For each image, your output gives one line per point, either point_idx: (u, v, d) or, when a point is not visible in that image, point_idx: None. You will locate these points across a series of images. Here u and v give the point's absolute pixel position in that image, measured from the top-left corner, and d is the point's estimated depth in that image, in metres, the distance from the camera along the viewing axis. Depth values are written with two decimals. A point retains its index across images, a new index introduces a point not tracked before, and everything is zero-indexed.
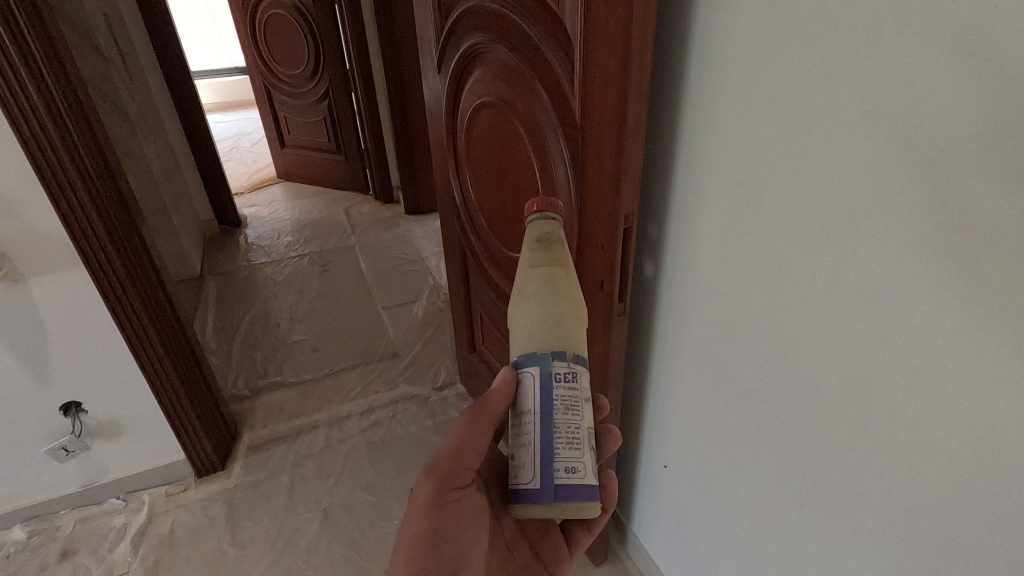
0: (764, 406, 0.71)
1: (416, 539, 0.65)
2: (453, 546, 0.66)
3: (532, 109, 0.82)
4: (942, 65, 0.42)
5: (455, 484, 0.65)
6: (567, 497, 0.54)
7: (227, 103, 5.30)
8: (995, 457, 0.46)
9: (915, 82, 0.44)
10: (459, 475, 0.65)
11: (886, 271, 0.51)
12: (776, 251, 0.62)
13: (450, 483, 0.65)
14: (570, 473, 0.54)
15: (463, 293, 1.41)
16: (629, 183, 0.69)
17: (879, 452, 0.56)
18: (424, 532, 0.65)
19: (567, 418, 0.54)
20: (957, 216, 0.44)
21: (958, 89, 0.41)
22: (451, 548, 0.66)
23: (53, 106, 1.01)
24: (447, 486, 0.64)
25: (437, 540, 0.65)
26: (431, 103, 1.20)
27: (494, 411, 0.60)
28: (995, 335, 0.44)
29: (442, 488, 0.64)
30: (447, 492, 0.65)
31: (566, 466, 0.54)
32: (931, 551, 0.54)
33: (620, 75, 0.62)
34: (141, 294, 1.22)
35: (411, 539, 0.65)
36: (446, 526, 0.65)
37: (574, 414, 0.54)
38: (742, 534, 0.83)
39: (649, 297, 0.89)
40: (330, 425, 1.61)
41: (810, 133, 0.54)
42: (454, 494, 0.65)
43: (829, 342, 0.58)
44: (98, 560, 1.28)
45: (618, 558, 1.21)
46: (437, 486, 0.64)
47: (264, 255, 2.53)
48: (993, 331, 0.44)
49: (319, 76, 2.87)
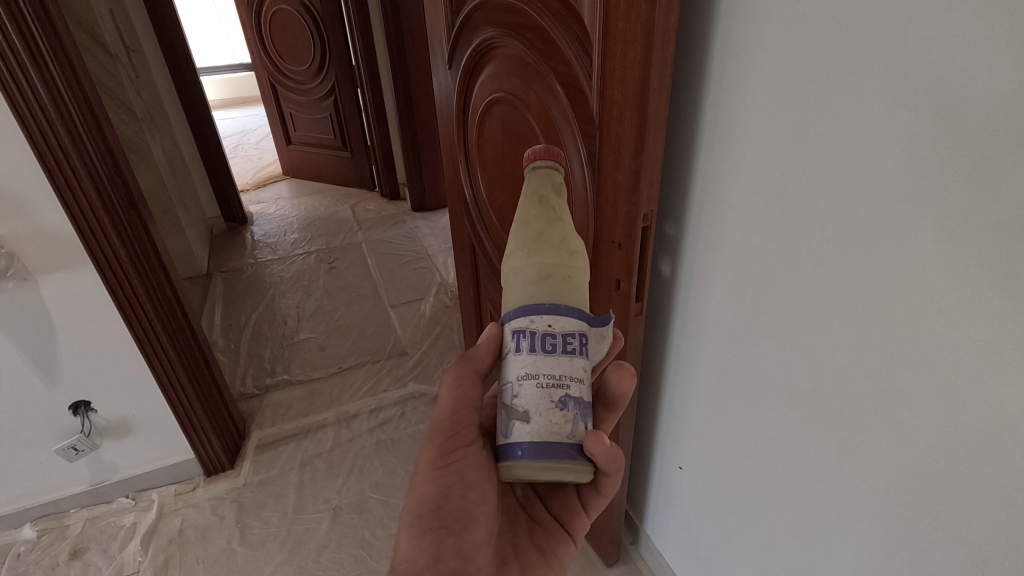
0: (783, 412, 0.70)
1: (421, 502, 0.64)
2: (456, 507, 0.63)
3: (548, 105, 0.81)
4: (981, 58, 0.40)
5: (455, 441, 0.64)
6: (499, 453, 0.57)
7: (233, 101, 5.30)
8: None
9: (952, 75, 0.42)
10: (455, 430, 0.64)
11: (916, 278, 0.49)
12: (800, 253, 0.60)
13: (448, 442, 0.64)
14: None
15: (473, 291, 1.40)
16: (648, 179, 0.68)
17: (905, 459, 0.54)
18: (427, 494, 0.64)
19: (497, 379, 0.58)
20: (995, 224, 0.42)
21: (999, 82, 0.40)
22: (455, 508, 0.63)
23: (60, 104, 1.00)
24: (447, 442, 0.64)
25: (438, 501, 0.63)
26: (441, 99, 1.18)
27: (479, 362, 0.63)
28: None
29: (441, 447, 0.64)
30: (448, 450, 0.64)
31: None
32: (956, 560, 0.52)
33: (642, 70, 0.60)
34: (150, 293, 1.21)
35: (416, 503, 0.64)
36: (449, 487, 0.63)
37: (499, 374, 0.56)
38: (758, 538, 0.81)
39: (664, 296, 0.87)
40: (339, 423, 1.61)
41: (837, 129, 0.52)
42: (453, 452, 0.64)
43: (852, 343, 0.57)
44: (108, 560, 1.27)
45: (630, 558, 1.20)
46: (436, 447, 0.64)
47: (270, 253, 2.52)
48: None
49: (324, 72, 2.86)
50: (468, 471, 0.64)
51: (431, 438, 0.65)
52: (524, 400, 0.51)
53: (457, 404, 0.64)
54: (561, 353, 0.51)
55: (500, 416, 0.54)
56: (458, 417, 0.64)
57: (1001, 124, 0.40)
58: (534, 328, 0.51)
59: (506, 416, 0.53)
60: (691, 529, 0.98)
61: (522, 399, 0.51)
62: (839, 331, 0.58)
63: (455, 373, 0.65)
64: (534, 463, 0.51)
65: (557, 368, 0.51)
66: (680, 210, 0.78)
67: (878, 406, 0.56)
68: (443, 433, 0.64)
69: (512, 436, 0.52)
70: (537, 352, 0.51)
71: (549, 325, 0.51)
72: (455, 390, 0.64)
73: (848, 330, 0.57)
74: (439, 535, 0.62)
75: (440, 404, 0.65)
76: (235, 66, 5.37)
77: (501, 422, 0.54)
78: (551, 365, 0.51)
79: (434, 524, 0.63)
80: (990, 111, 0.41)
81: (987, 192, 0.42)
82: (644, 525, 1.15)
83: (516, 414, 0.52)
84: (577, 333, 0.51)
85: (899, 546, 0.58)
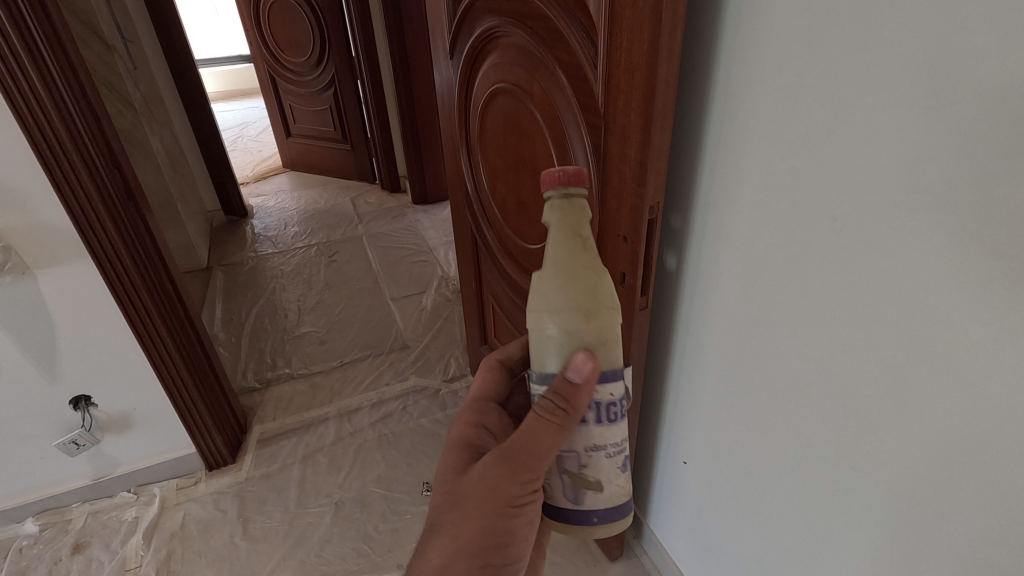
0: (789, 407, 0.69)
1: (480, 538, 0.59)
2: (519, 541, 0.60)
3: (551, 95, 0.79)
4: (997, 47, 0.39)
5: (534, 481, 0.57)
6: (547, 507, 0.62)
7: (232, 93, 5.25)
8: None
9: (967, 64, 0.41)
10: (539, 471, 0.56)
11: (926, 272, 0.48)
12: (810, 247, 0.59)
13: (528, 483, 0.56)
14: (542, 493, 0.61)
15: (475, 285, 1.39)
16: (656, 171, 0.66)
17: (912, 455, 0.54)
18: (489, 530, 0.59)
19: None
20: (1005, 217, 0.41)
21: (1018, 72, 0.38)
22: (516, 544, 0.60)
23: (55, 94, 0.99)
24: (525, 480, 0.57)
25: (502, 539, 0.59)
26: (442, 90, 1.17)
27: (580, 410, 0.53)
28: None
29: (519, 486, 0.57)
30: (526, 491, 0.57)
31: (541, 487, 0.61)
32: (968, 558, 0.51)
33: (650, 59, 0.59)
34: (149, 286, 1.20)
35: (472, 536, 0.59)
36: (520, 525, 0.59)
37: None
38: (765, 535, 0.80)
39: (671, 291, 0.86)
40: (341, 417, 1.60)
41: (849, 118, 0.51)
42: (532, 492, 0.57)
43: (862, 338, 0.56)
44: (111, 554, 1.27)
45: (634, 553, 1.20)
46: (514, 486, 0.57)
47: (270, 246, 2.51)
48: None
49: (324, 64, 2.83)
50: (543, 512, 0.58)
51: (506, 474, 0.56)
52: (594, 469, 0.56)
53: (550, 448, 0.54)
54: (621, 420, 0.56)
55: (556, 481, 0.58)
56: (548, 460, 0.55)
57: (1014, 112, 0.39)
58: (600, 400, 0.54)
59: (570, 484, 0.57)
60: (697, 524, 0.98)
61: (591, 469, 0.56)
62: (848, 326, 0.57)
63: (556, 420, 0.53)
64: (599, 524, 0.58)
65: (618, 435, 0.56)
66: (686, 202, 0.77)
67: (886, 402, 0.55)
68: (523, 470, 0.56)
69: (586, 505, 0.57)
70: (602, 421, 0.55)
71: (611, 394, 0.54)
72: (552, 439, 0.53)
73: (857, 324, 0.56)
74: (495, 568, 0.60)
75: (526, 442, 0.54)
76: (234, 58, 5.34)
77: (559, 490, 0.58)
78: (615, 433, 0.56)
79: (495, 559, 0.59)
80: (1008, 100, 0.39)
81: (997, 183, 0.41)
82: (648, 520, 1.14)
83: (584, 483, 0.57)
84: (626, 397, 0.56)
85: (907, 542, 0.57)
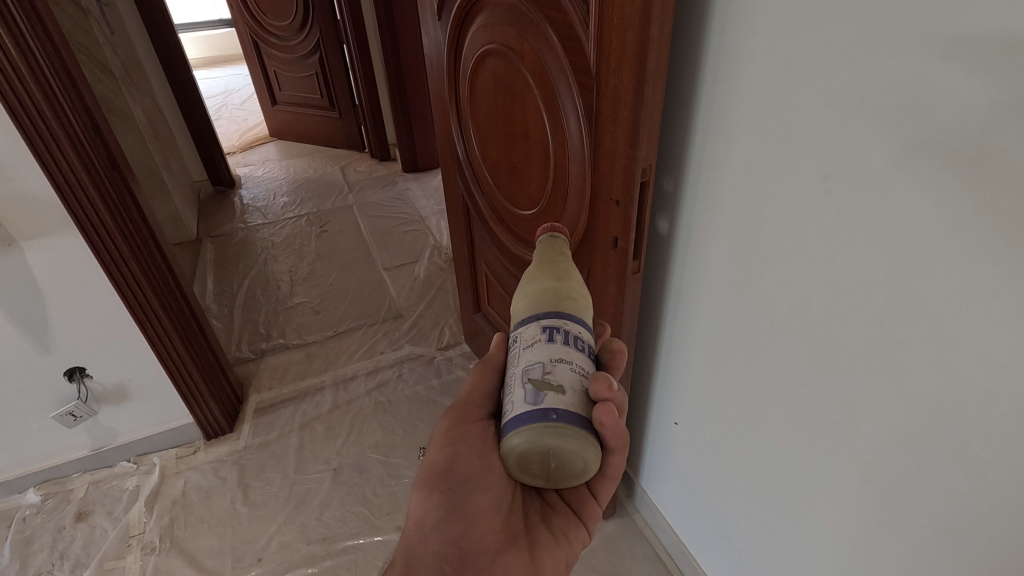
0: (778, 368, 0.71)
1: (434, 466, 0.64)
2: (464, 474, 0.62)
3: (542, 55, 0.78)
4: (983, 10, 0.39)
5: (468, 412, 0.63)
6: (504, 436, 0.51)
7: (214, 59, 5.11)
8: (1010, 422, 0.46)
9: (955, 30, 0.41)
10: (471, 404, 0.63)
11: (913, 238, 0.49)
12: (799, 211, 0.60)
13: (462, 414, 0.63)
14: (507, 415, 0.51)
15: (468, 253, 1.39)
16: (647, 133, 0.66)
17: (895, 412, 0.56)
18: (439, 460, 0.63)
19: (509, 368, 0.53)
20: (989, 187, 0.42)
21: (1004, 39, 0.39)
22: (463, 476, 0.62)
23: (30, 58, 0.95)
24: (466, 416, 0.62)
25: (448, 467, 0.62)
26: (430, 54, 1.14)
27: None
28: (1017, 300, 0.43)
29: (455, 417, 0.63)
30: (464, 421, 0.62)
31: (507, 409, 0.52)
32: (946, 506, 0.54)
33: (641, 18, 0.58)
34: (136, 255, 1.19)
35: (429, 465, 0.64)
36: (457, 454, 0.61)
37: (513, 362, 0.52)
38: (754, 490, 0.83)
39: (662, 255, 0.86)
40: (337, 385, 1.62)
41: (840, 77, 0.51)
42: (466, 424, 0.62)
43: (849, 296, 0.57)
44: (114, 522, 1.29)
45: (625, 511, 1.23)
46: (450, 417, 0.63)
47: (260, 216, 2.48)
48: (1018, 296, 0.43)
49: (308, 28, 2.75)
50: (477, 442, 0.61)
51: (446, 409, 0.64)
52: (558, 374, 0.49)
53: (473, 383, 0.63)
54: (572, 345, 0.51)
55: (518, 391, 0.50)
56: (477, 395, 0.63)
57: (995, 80, 0.40)
58: (568, 327, 0.51)
59: (529, 389, 0.49)
60: (686, 479, 1.01)
61: (555, 374, 0.49)
62: (836, 287, 0.58)
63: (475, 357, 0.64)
64: (565, 432, 0.48)
65: (557, 352, 0.50)
66: (677, 165, 0.77)
67: (874, 364, 0.56)
68: (458, 405, 0.63)
69: (562, 408, 0.48)
70: (574, 344, 0.51)
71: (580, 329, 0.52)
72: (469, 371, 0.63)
73: (844, 288, 0.57)
74: (450, 499, 0.62)
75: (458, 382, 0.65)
76: (217, 21, 5.16)
77: (522, 398, 0.49)
78: (553, 347, 0.50)
79: (441, 486, 0.63)
80: (993, 66, 0.40)
81: (980, 154, 0.42)
82: (640, 479, 1.18)
83: (546, 386, 0.49)
84: (579, 332, 0.52)
85: (889, 494, 0.59)
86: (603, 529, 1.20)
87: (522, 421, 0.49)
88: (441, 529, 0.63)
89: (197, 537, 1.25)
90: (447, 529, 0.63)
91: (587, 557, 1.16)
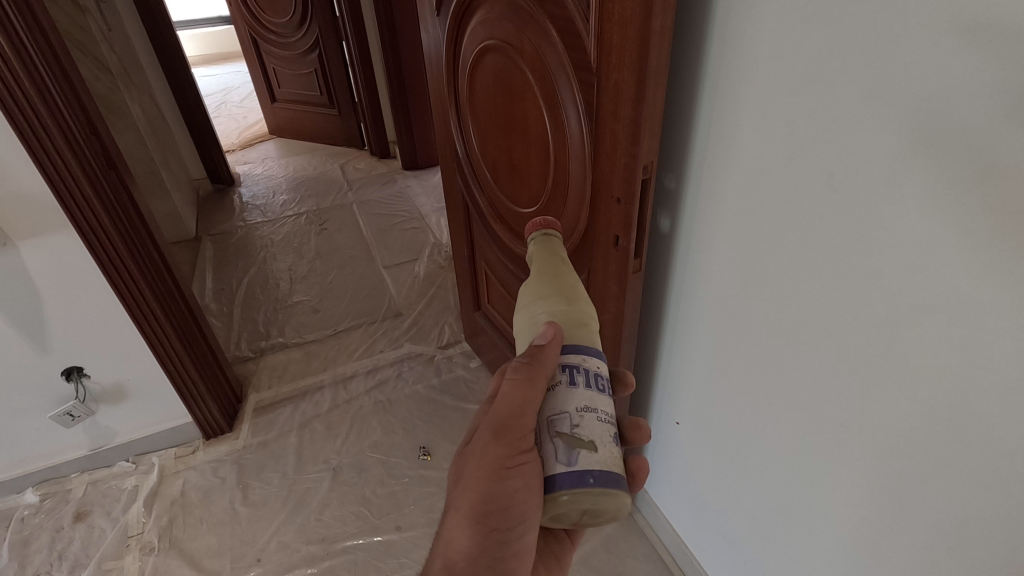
0: (781, 369, 0.70)
1: (483, 501, 0.56)
2: (520, 513, 0.54)
3: (542, 51, 0.77)
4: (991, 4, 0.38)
5: (521, 442, 0.54)
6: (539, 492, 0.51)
7: (213, 57, 5.10)
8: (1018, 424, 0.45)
9: (961, 25, 0.40)
10: (524, 431, 0.54)
11: (919, 238, 0.48)
12: (803, 209, 0.59)
13: (513, 444, 0.54)
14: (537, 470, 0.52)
15: (467, 250, 1.38)
16: (649, 130, 0.65)
17: (900, 414, 0.55)
18: (490, 496, 0.55)
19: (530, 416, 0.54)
20: (996, 185, 0.42)
21: (1011, 35, 0.38)
22: (518, 514, 0.54)
23: (24, 55, 0.94)
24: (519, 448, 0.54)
25: (503, 503, 0.54)
26: (429, 50, 1.13)
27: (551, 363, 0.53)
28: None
29: (506, 447, 0.54)
30: (517, 454, 0.54)
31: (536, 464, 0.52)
32: (951, 509, 0.53)
33: (642, 13, 0.57)
34: (133, 254, 1.18)
35: (477, 497, 0.56)
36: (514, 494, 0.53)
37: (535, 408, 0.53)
38: (756, 492, 0.82)
39: (664, 253, 0.85)
40: (336, 384, 1.61)
41: (844, 74, 0.50)
42: (520, 457, 0.53)
43: (853, 296, 0.56)
44: (113, 522, 1.29)
45: (627, 512, 1.23)
46: (500, 446, 0.54)
47: (260, 215, 2.48)
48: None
49: (307, 25, 2.73)
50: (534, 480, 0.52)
51: (493, 435, 0.54)
52: (589, 428, 0.50)
53: (525, 407, 0.53)
54: (592, 387, 0.52)
55: (549, 447, 0.51)
56: (530, 419, 0.53)
57: (1002, 75, 0.39)
58: (587, 365, 0.52)
59: (562, 447, 0.50)
60: (688, 480, 1.00)
61: (585, 428, 0.50)
62: (840, 287, 0.57)
63: (521, 372, 0.53)
64: (606, 492, 0.49)
65: (579, 400, 0.51)
66: (679, 163, 0.76)
67: (878, 366, 0.55)
68: (508, 432, 0.54)
69: (596, 464, 0.49)
70: (594, 385, 0.52)
71: (597, 365, 0.53)
72: (519, 392, 0.53)
73: (848, 289, 0.56)
74: (503, 535, 0.56)
75: (501, 401, 0.54)
76: (217, 17, 5.14)
77: (553, 456, 0.50)
78: (580, 396, 0.51)
79: (489, 518, 0.56)
80: (1000, 61, 0.39)
81: (987, 151, 0.41)
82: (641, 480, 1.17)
83: (578, 443, 0.50)
84: (598, 370, 0.53)
85: (894, 497, 0.58)
86: (604, 530, 1.19)
87: (558, 480, 0.49)
88: (493, 566, 0.57)
89: (195, 537, 1.24)
90: (499, 565, 0.57)
91: (588, 558, 1.15)
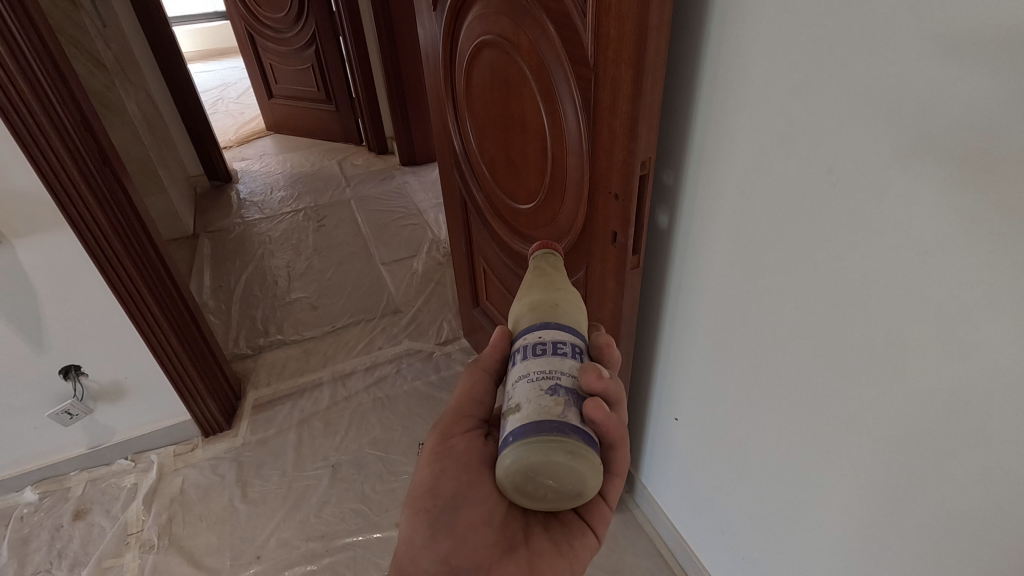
0: (779, 365, 0.70)
1: (422, 484, 0.62)
2: (450, 491, 0.60)
3: (539, 46, 0.76)
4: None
5: (456, 425, 0.63)
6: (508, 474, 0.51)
7: (209, 53, 5.09)
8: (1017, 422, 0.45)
9: (961, 20, 0.40)
10: (460, 415, 0.63)
11: (919, 235, 0.47)
12: (802, 205, 0.58)
13: (449, 427, 0.63)
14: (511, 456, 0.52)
15: (465, 246, 1.37)
16: (647, 125, 0.65)
17: (900, 411, 0.54)
18: (425, 477, 0.62)
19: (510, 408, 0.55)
20: (995, 182, 0.41)
21: (1011, 30, 0.37)
22: (448, 492, 0.60)
23: (17, 52, 0.93)
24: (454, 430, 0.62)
25: (435, 483, 0.61)
26: (426, 45, 1.12)
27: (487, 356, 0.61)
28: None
29: (444, 430, 0.63)
30: (452, 435, 0.62)
31: None
32: (950, 505, 0.53)
33: (640, 7, 0.56)
34: (129, 252, 1.17)
35: (417, 484, 0.63)
36: (443, 469, 0.60)
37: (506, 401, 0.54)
38: (755, 487, 0.82)
39: (662, 249, 0.85)
40: (335, 381, 1.61)
41: (843, 69, 0.49)
42: (453, 437, 0.62)
43: (853, 292, 0.56)
44: (112, 520, 1.29)
45: (626, 507, 1.23)
46: (439, 430, 0.63)
47: (257, 211, 2.47)
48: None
49: (304, 21, 2.72)
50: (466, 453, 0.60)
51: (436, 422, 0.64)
52: (516, 395, 0.49)
53: (464, 395, 0.63)
54: (531, 356, 0.50)
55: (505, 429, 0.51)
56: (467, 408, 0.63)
57: (1002, 71, 0.38)
58: (527, 339, 0.52)
59: (505, 423, 0.50)
60: (687, 476, 1.00)
61: (514, 396, 0.49)
62: (839, 284, 0.57)
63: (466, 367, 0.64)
64: (528, 447, 0.46)
65: (517, 373, 0.51)
66: (677, 158, 0.75)
67: (877, 363, 0.55)
68: (448, 418, 0.63)
69: (519, 424, 0.47)
70: (529, 353, 0.51)
71: (540, 334, 0.52)
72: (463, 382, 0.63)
73: (848, 285, 0.56)
74: (434, 517, 0.60)
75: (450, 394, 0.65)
76: (213, 12, 5.11)
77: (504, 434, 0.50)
78: (514, 370, 0.51)
79: (428, 505, 0.61)
80: (999, 57, 0.38)
81: (986, 147, 0.41)
82: (640, 475, 1.17)
83: (509, 413, 0.49)
84: (542, 337, 0.51)
85: (892, 493, 0.58)
86: None
87: (503, 453, 0.48)
88: (429, 548, 0.61)
89: (195, 534, 1.25)
90: (436, 548, 0.61)
91: None
